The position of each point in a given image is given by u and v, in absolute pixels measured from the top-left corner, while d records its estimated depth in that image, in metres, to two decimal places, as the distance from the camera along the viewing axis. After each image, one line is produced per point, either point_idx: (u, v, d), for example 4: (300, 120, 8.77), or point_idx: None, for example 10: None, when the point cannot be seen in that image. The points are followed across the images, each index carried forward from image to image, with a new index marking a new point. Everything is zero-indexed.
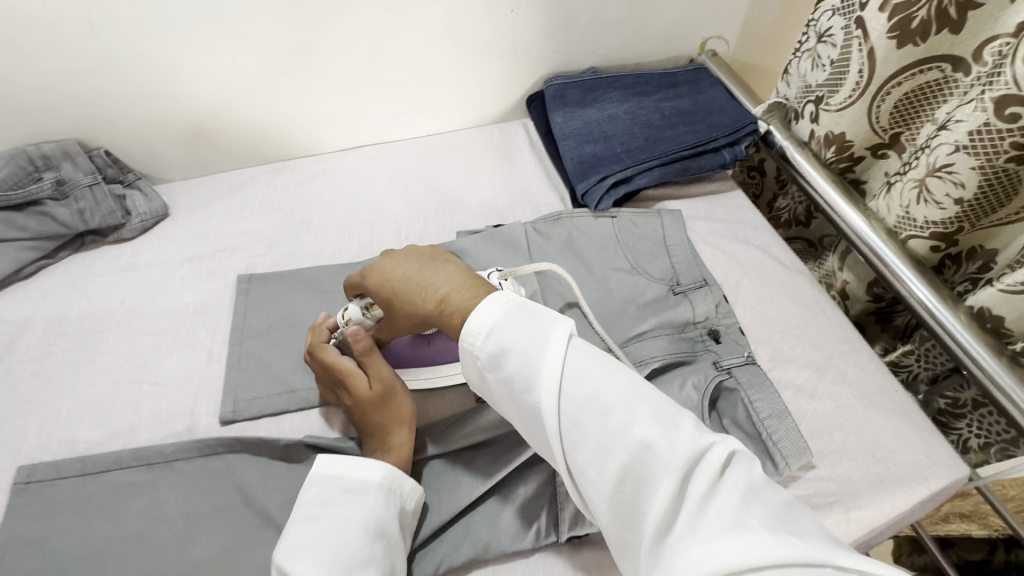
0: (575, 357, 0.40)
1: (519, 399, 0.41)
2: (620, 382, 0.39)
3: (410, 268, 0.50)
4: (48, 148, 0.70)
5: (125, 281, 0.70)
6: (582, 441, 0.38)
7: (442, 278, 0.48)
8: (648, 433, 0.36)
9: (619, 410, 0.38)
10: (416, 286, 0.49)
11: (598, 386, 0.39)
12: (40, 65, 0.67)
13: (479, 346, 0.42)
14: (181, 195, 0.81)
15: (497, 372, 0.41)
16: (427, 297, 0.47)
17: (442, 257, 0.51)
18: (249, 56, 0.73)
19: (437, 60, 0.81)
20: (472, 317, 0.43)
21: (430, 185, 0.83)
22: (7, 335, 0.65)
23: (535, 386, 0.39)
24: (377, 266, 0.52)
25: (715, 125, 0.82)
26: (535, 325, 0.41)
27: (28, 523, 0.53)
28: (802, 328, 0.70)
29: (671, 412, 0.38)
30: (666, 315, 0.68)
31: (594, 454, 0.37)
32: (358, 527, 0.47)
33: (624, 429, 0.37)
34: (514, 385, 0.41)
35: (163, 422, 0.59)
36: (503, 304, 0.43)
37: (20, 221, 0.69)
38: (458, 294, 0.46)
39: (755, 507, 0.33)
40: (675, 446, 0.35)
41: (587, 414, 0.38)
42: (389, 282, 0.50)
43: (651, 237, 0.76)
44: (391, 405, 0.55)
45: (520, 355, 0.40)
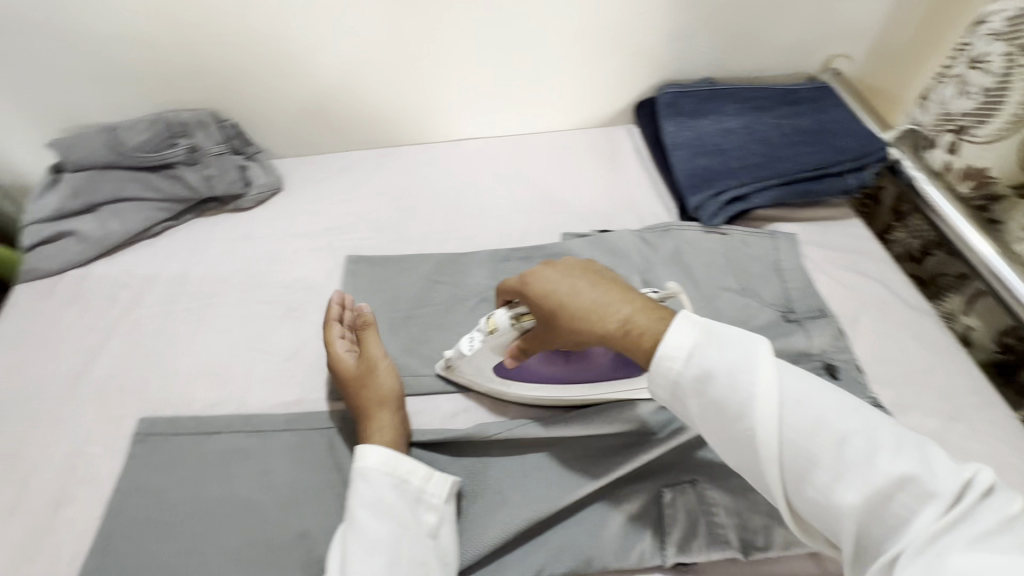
0: (787, 378, 0.41)
1: (731, 426, 0.41)
2: (844, 407, 0.39)
3: (578, 283, 0.48)
4: (187, 116, 0.73)
5: (242, 250, 0.73)
6: (811, 472, 0.38)
7: (614, 300, 0.47)
8: (899, 465, 0.36)
9: (851, 438, 0.38)
10: (589, 306, 0.47)
11: (824, 412, 0.39)
12: (192, 36, 0.71)
13: (677, 368, 0.43)
14: (295, 171, 0.83)
15: (701, 396, 0.42)
16: (604, 319, 0.46)
17: (609, 276, 0.50)
18: (380, 41, 0.74)
19: (558, 58, 0.80)
20: (666, 339, 0.43)
21: (535, 185, 0.82)
22: (135, 289, 0.69)
23: (751, 407, 0.40)
24: (540, 275, 0.50)
25: (841, 148, 0.78)
26: (736, 350, 0.42)
27: (145, 473, 0.55)
28: (927, 374, 0.65)
29: (911, 438, 0.38)
30: (780, 343, 0.64)
31: (828, 483, 0.38)
32: (361, 514, 0.47)
33: (866, 455, 0.37)
34: (724, 411, 0.41)
35: (273, 391, 0.61)
36: (695, 325, 0.43)
37: (155, 182, 0.73)
38: (642, 316, 0.45)
39: (1022, 534, 0.33)
40: (927, 472, 0.36)
41: (818, 443, 0.38)
42: (558, 296, 0.48)
43: (763, 259, 0.72)
44: (374, 383, 0.56)
45: (727, 379, 0.41)
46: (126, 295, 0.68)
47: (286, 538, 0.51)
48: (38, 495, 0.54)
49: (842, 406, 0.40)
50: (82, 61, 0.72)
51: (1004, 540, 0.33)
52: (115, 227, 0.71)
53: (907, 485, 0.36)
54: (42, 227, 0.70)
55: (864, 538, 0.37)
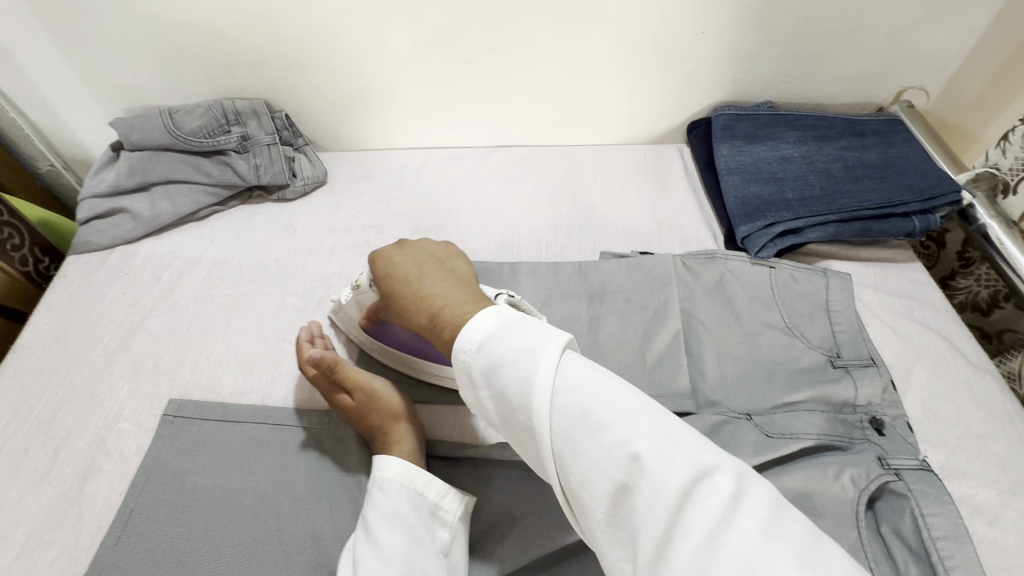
0: (566, 367, 0.39)
1: (512, 415, 0.40)
2: (619, 398, 0.37)
3: (419, 270, 0.51)
4: (241, 104, 0.75)
5: (283, 240, 0.74)
6: (576, 458, 0.37)
7: (439, 291, 0.47)
8: (642, 451, 0.35)
9: (612, 427, 0.36)
10: (413, 293, 0.49)
11: (590, 398, 0.37)
12: (251, 27, 0.72)
13: (470, 358, 0.41)
14: (339, 165, 0.84)
15: (489, 386, 0.40)
16: (421, 307, 0.47)
17: (458, 271, 0.51)
18: (433, 43, 0.74)
19: (612, 71, 0.78)
20: (464, 331, 0.42)
21: (576, 198, 0.81)
22: (178, 269, 0.71)
23: (528, 398, 0.38)
24: (389, 257, 0.54)
25: (908, 187, 0.72)
26: (527, 340, 0.40)
27: (170, 453, 0.56)
28: (986, 440, 0.59)
29: (673, 427, 0.36)
30: (823, 390, 0.60)
31: (586, 471, 0.36)
32: (377, 526, 0.46)
33: (621, 447, 0.35)
34: (507, 400, 0.39)
35: (299, 385, 0.61)
36: (497, 319, 0.42)
37: (205, 167, 0.75)
38: (456, 306, 0.45)
39: (770, 530, 0.32)
40: (673, 463, 0.34)
41: (579, 432, 0.37)
42: (395, 277, 0.52)
43: (812, 297, 0.68)
44: (380, 403, 0.55)
45: (513, 369, 0.39)
46: (168, 274, 0.70)
47: (300, 538, 0.50)
48: (69, 464, 0.56)
49: (623, 395, 0.38)
50: (147, 44, 0.74)
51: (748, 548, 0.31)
52: (166, 208, 0.73)
53: (642, 469, 0.34)
54: (99, 202, 0.73)
55: (625, 533, 0.35)
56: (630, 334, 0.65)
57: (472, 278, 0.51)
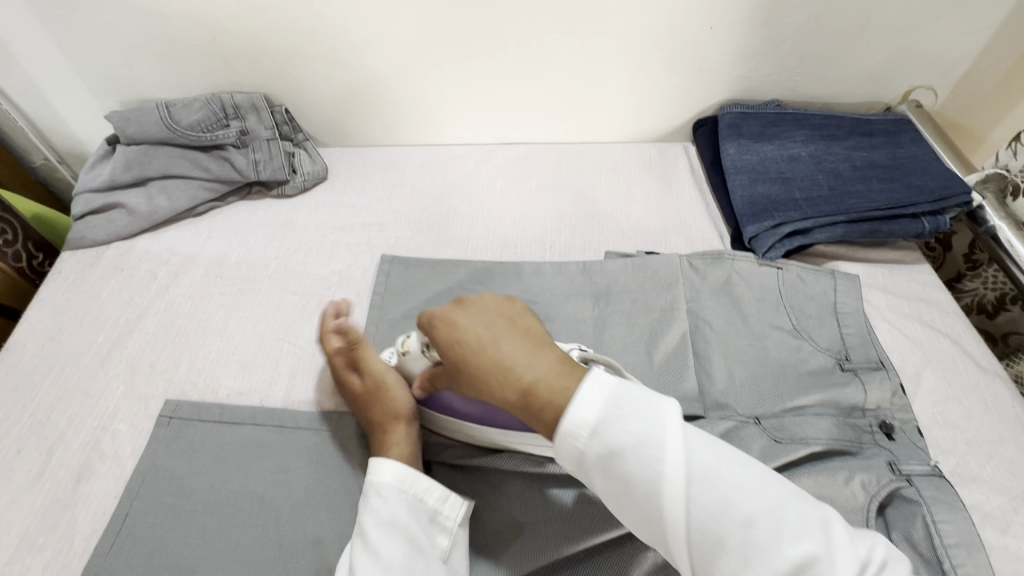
0: (696, 452, 0.38)
1: (638, 503, 0.38)
2: (752, 482, 0.37)
3: (490, 333, 0.44)
4: (240, 98, 0.73)
5: (283, 237, 0.72)
6: (721, 553, 0.36)
7: (526, 362, 0.42)
8: (802, 549, 0.35)
9: (758, 518, 0.36)
10: (490, 363, 0.43)
11: (731, 488, 0.37)
12: (250, 19, 0.70)
13: (582, 444, 0.38)
14: (340, 162, 0.83)
15: (607, 473, 0.38)
16: (505, 382, 0.42)
17: (530, 329, 0.45)
18: (435, 38, 0.72)
19: (618, 68, 0.77)
20: (570, 412, 0.39)
21: (580, 196, 0.80)
22: (175, 266, 0.69)
23: (661, 491, 0.37)
24: (448, 317, 0.47)
25: (918, 188, 0.71)
26: (645, 421, 0.38)
27: (166, 455, 0.54)
28: (997, 445, 0.58)
29: (816, 514, 0.37)
30: (832, 393, 0.60)
31: (738, 569, 0.36)
32: (374, 533, 0.45)
33: (771, 539, 0.35)
34: (633, 489, 0.38)
35: (299, 386, 0.60)
36: (603, 394, 0.39)
37: (203, 162, 0.73)
38: (551, 384, 0.40)
39: None
40: (823, 554, 0.35)
41: (726, 526, 0.36)
42: (462, 342, 0.45)
43: (820, 299, 0.67)
44: (387, 397, 0.54)
45: (641, 457, 0.37)
46: (165, 271, 0.69)
47: (301, 543, 0.49)
48: (62, 465, 0.55)
49: (754, 478, 0.38)
50: (143, 36, 0.72)
51: None
52: (163, 203, 0.72)
53: (810, 568, 0.34)
54: (94, 197, 0.71)
55: None
56: (636, 336, 0.64)
57: (546, 333, 0.46)
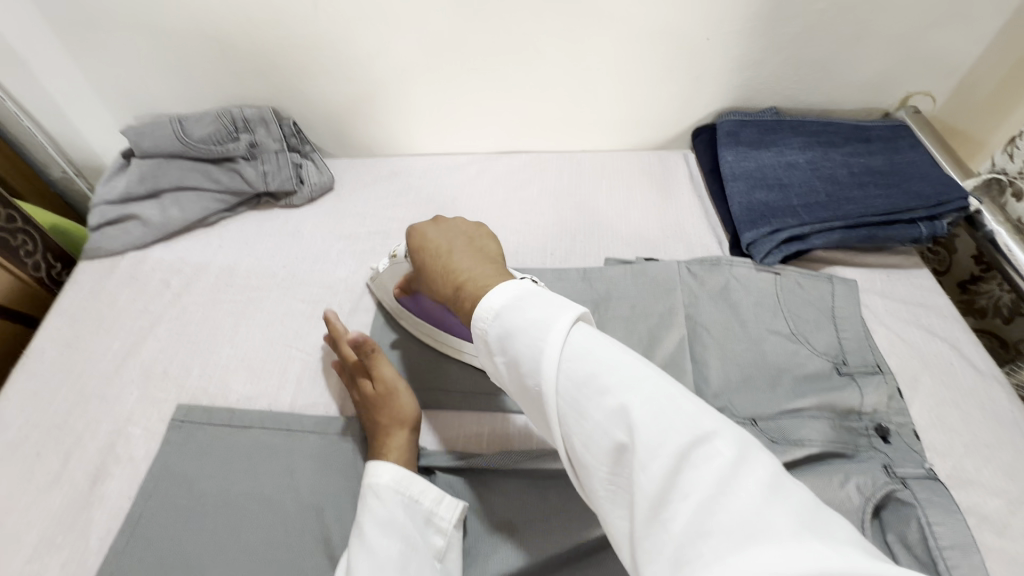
0: (576, 335, 0.39)
1: (524, 383, 0.40)
2: (623, 364, 0.38)
3: (449, 244, 0.51)
4: (251, 112, 0.76)
5: (291, 246, 0.75)
6: (580, 423, 0.37)
7: (466, 263, 0.48)
8: (646, 417, 0.35)
9: (614, 390, 0.36)
10: (442, 266, 0.49)
11: (595, 364, 0.37)
12: (261, 35, 0.73)
13: (488, 326, 0.42)
14: (346, 172, 0.85)
15: (503, 354, 0.41)
16: (449, 279, 0.48)
17: (487, 250, 0.51)
18: (440, 52, 0.74)
19: (618, 78, 0.79)
20: (484, 297, 0.43)
21: (581, 203, 0.81)
22: (187, 275, 0.71)
23: (534, 365, 0.39)
24: (423, 232, 0.54)
25: (914, 193, 0.72)
26: (540, 308, 0.40)
27: (178, 459, 0.56)
28: (994, 449, 0.59)
29: (676, 395, 0.36)
30: (828, 397, 0.60)
31: (591, 434, 0.36)
32: (372, 532, 0.46)
33: (622, 410, 0.35)
34: (518, 367, 0.40)
35: (305, 390, 0.62)
36: (515, 288, 0.42)
37: (214, 174, 0.76)
38: (479, 278, 0.46)
39: (773, 497, 0.31)
40: (672, 427, 0.34)
41: (586, 396, 0.37)
42: (427, 249, 0.52)
43: (817, 304, 0.68)
44: (396, 404, 0.55)
45: (525, 337, 0.39)
46: (178, 280, 0.71)
47: (309, 543, 0.51)
48: (80, 469, 0.57)
49: (628, 361, 0.38)
50: (157, 53, 0.75)
51: (750, 510, 0.30)
52: (175, 214, 0.74)
53: (648, 434, 0.34)
54: (110, 209, 0.74)
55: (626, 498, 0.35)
56: (635, 341, 0.65)
57: (501, 256, 0.51)
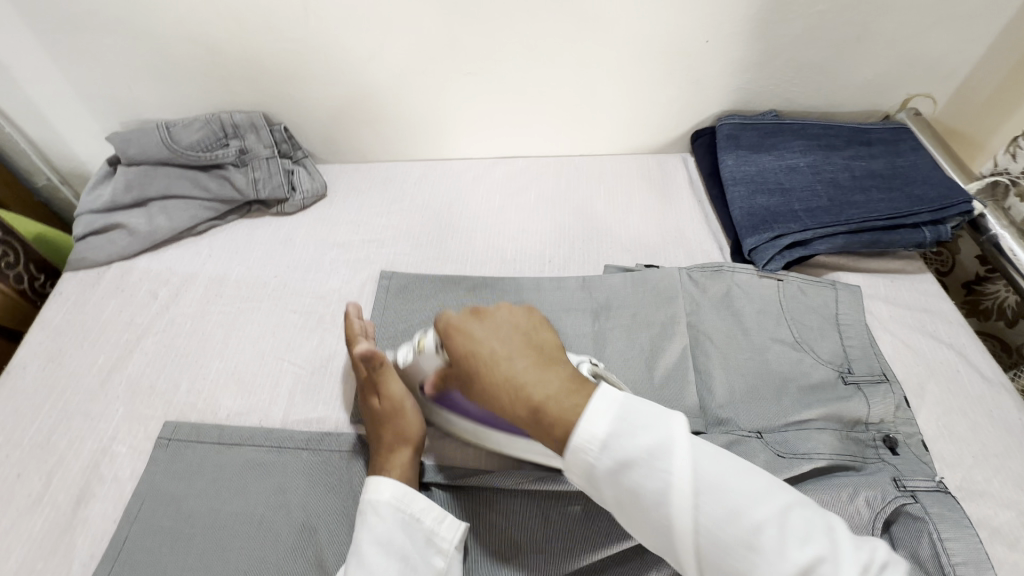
0: (700, 457, 0.38)
1: (647, 514, 0.38)
2: (760, 489, 0.37)
3: (504, 347, 0.46)
4: (240, 118, 0.74)
5: (282, 255, 0.73)
6: (730, 561, 0.36)
7: (538, 378, 0.43)
8: (808, 549, 0.35)
9: (766, 524, 0.36)
10: (502, 378, 0.44)
11: (733, 493, 0.37)
12: (249, 39, 0.71)
13: (591, 456, 0.39)
14: (339, 178, 0.84)
15: (615, 485, 0.39)
16: (517, 396, 0.43)
17: (546, 345, 0.47)
18: (434, 55, 0.73)
19: (615, 82, 0.77)
20: (579, 427, 0.39)
21: (579, 209, 0.80)
22: (175, 285, 0.69)
23: (664, 495, 0.37)
24: (466, 329, 0.48)
25: (918, 197, 0.71)
26: (652, 432, 0.38)
27: (165, 478, 0.54)
28: (1004, 459, 0.58)
29: (817, 517, 0.37)
30: (835, 407, 0.59)
31: (747, 574, 0.35)
32: (367, 550, 0.45)
33: (780, 546, 0.35)
34: (639, 499, 0.38)
35: (298, 405, 0.60)
36: (612, 407, 0.39)
37: (203, 182, 0.74)
38: (559, 399, 0.42)
39: None
40: (832, 560, 0.35)
41: (735, 532, 0.36)
42: (478, 356, 0.46)
43: (821, 311, 0.67)
44: (400, 420, 0.54)
45: (645, 468, 0.38)
46: (166, 291, 0.69)
47: (302, 566, 0.49)
48: (62, 490, 0.55)
49: (761, 485, 0.38)
50: (143, 58, 0.73)
51: None
52: (163, 223, 0.72)
53: (812, 572, 0.34)
54: (95, 218, 0.72)
55: None
56: (637, 351, 0.64)
57: (562, 351, 0.47)
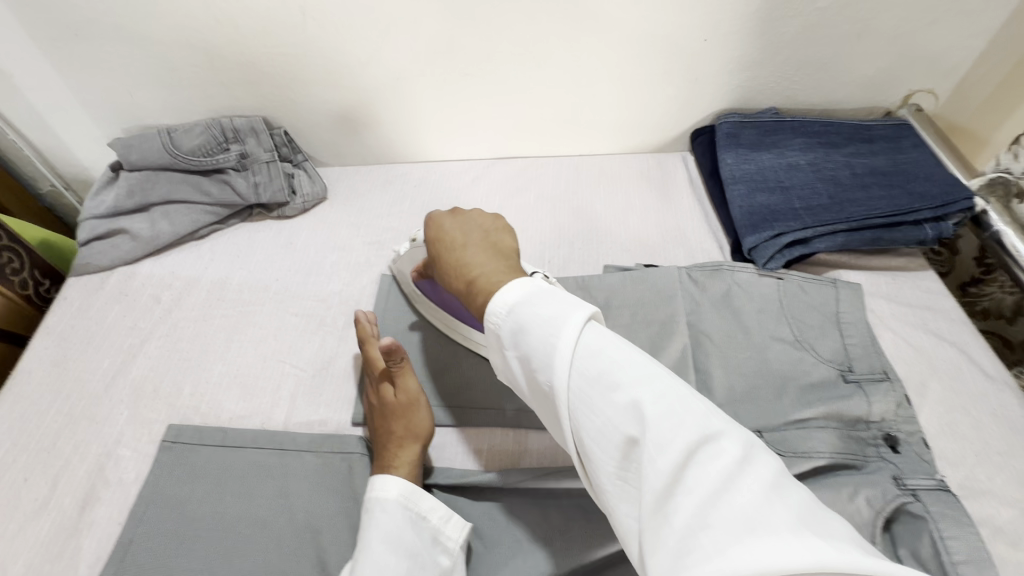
0: (588, 333, 0.40)
1: (534, 375, 0.41)
2: (636, 365, 0.38)
3: (464, 239, 0.50)
4: (240, 123, 0.74)
5: (284, 258, 0.73)
6: (589, 416, 0.37)
7: (481, 261, 0.48)
8: (654, 408, 0.35)
9: (626, 386, 0.37)
10: (454, 262, 0.49)
11: (608, 361, 0.38)
12: (249, 44, 0.71)
13: (501, 319, 0.43)
14: (340, 181, 0.84)
15: (512, 344, 0.42)
16: (460, 274, 0.48)
17: (502, 245, 0.50)
18: (431, 58, 0.73)
19: (613, 81, 0.77)
20: (498, 293, 0.44)
21: (578, 209, 0.80)
22: (178, 289, 0.70)
23: (546, 356, 0.39)
24: (440, 222, 0.53)
25: (919, 194, 0.71)
26: (554, 305, 0.41)
27: (169, 482, 0.55)
28: (1007, 457, 0.57)
29: (686, 395, 0.37)
30: (836, 405, 0.59)
31: (599, 427, 0.37)
32: (378, 547, 0.45)
33: (632, 405, 0.36)
34: (528, 359, 0.41)
35: (300, 407, 0.60)
36: (529, 286, 0.43)
37: (204, 186, 0.74)
38: (492, 277, 0.46)
39: (780, 497, 0.32)
40: (682, 428, 0.34)
41: (597, 391, 0.37)
42: (442, 243, 0.52)
43: (822, 309, 0.66)
44: (413, 416, 0.55)
45: (538, 331, 0.40)
46: (168, 296, 0.70)
47: (304, 569, 0.50)
48: (68, 494, 0.55)
49: (639, 361, 0.39)
50: (143, 64, 0.74)
51: (757, 508, 0.31)
52: (165, 228, 0.73)
53: (655, 430, 0.35)
54: (98, 223, 0.73)
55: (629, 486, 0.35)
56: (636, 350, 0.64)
57: (517, 253, 0.50)
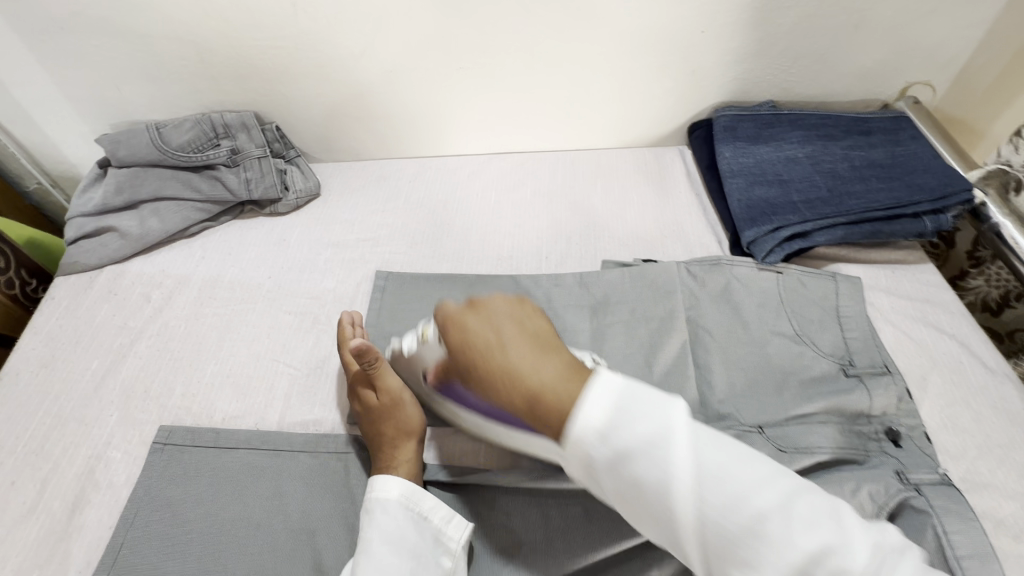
0: (703, 447, 0.36)
1: (649, 505, 0.36)
2: (762, 476, 0.36)
3: (498, 335, 0.43)
4: (231, 118, 0.73)
5: (277, 256, 0.72)
6: (733, 548, 0.34)
7: (535, 366, 0.41)
8: (809, 538, 0.34)
9: (769, 512, 0.34)
10: (500, 369, 0.41)
11: (737, 481, 0.35)
12: (238, 37, 0.70)
13: (591, 446, 0.37)
14: (333, 177, 0.83)
15: (615, 475, 0.37)
16: (512, 386, 0.41)
17: (541, 333, 0.43)
18: (426, 51, 0.72)
19: (609, 74, 0.76)
20: (578, 413, 0.38)
21: (575, 204, 0.79)
22: (168, 288, 0.69)
23: (666, 488, 0.35)
24: (461, 321, 0.45)
25: (918, 186, 0.70)
26: (656, 423, 0.36)
27: (160, 484, 0.54)
28: (1008, 449, 0.57)
29: (821, 505, 0.36)
30: (838, 400, 0.58)
31: (752, 563, 0.34)
32: (378, 549, 0.45)
33: (783, 535, 0.34)
34: (642, 492, 0.36)
35: (294, 407, 0.59)
36: (610, 398, 0.38)
37: (194, 182, 0.73)
38: (560, 387, 0.39)
39: None
40: (836, 549, 0.34)
41: (737, 522, 0.34)
42: (473, 347, 0.43)
43: (822, 303, 0.66)
44: (402, 414, 0.54)
45: (648, 459, 0.36)
46: (158, 294, 0.68)
47: (299, 570, 0.49)
48: (57, 497, 0.54)
49: (762, 471, 0.36)
50: (131, 59, 0.72)
51: None
52: (155, 225, 0.71)
53: (819, 560, 0.33)
54: (86, 221, 0.71)
55: None
56: (636, 347, 0.63)
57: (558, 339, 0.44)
